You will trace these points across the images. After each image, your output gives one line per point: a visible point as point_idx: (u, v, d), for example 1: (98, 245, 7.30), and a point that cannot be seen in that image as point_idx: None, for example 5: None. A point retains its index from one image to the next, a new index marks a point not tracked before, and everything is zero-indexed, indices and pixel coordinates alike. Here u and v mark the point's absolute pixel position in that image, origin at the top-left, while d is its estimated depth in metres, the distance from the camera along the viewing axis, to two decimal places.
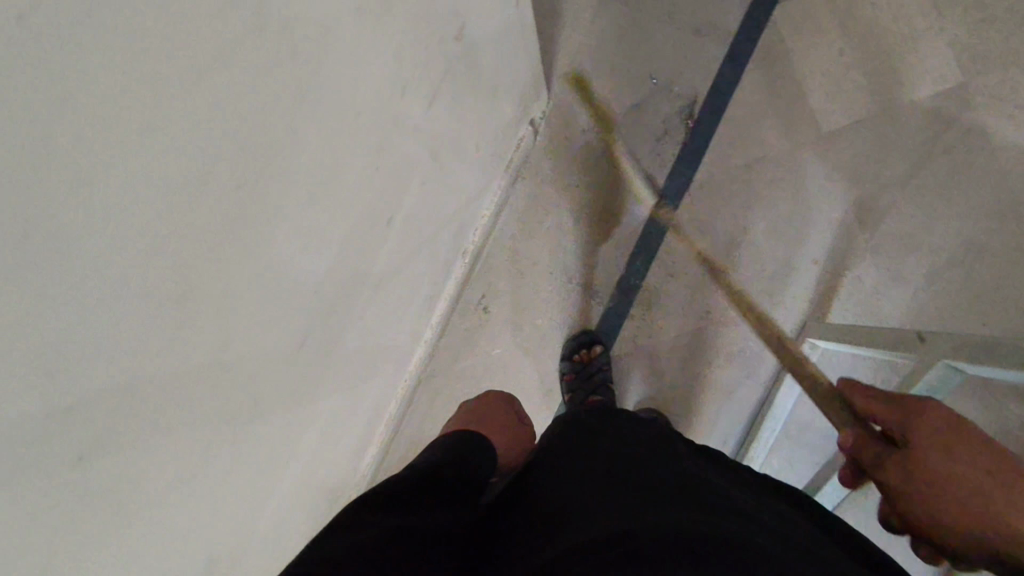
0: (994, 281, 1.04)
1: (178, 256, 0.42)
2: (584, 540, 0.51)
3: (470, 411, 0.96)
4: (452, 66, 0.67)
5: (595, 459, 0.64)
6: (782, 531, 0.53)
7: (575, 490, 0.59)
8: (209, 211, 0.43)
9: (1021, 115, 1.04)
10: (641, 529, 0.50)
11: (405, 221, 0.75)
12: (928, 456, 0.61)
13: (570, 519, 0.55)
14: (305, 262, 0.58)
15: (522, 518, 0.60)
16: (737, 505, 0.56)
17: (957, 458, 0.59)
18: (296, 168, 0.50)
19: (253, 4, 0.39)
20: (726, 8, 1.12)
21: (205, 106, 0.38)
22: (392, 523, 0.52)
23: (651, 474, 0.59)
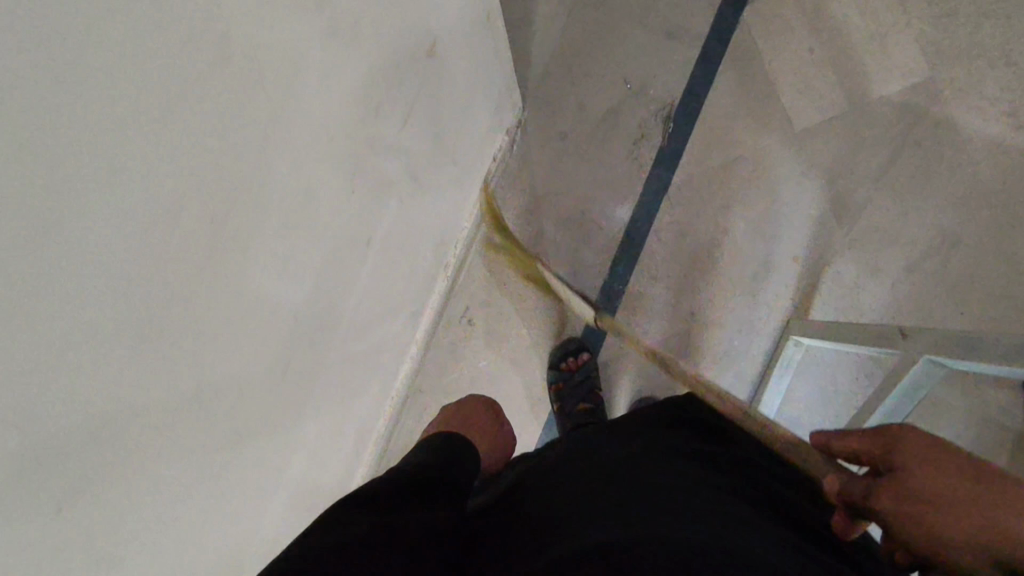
0: (970, 271, 1.06)
1: (154, 296, 0.40)
2: (580, 547, 0.50)
3: (451, 414, 0.94)
4: (425, 81, 0.66)
5: (594, 467, 0.63)
6: (777, 540, 0.53)
7: (574, 497, 0.58)
8: (185, 247, 0.41)
9: (988, 107, 1.06)
10: (640, 537, 0.50)
11: (383, 240, 0.74)
12: (909, 477, 0.47)
13: (567, 525, 0.54)
14: (283, 289, 0.56)
15: (513, 517, 0.60)
16: (733, 512, 0.55)
17: (944, 476, 0.45)
18: (271, 196, 0.49)
19: (218, 34, 0.37)
20: (696, 10, 1.12)
21: (176, 144, 0.37)
22: (371, 521, 0.52)
23: (650, 481, 0.59)
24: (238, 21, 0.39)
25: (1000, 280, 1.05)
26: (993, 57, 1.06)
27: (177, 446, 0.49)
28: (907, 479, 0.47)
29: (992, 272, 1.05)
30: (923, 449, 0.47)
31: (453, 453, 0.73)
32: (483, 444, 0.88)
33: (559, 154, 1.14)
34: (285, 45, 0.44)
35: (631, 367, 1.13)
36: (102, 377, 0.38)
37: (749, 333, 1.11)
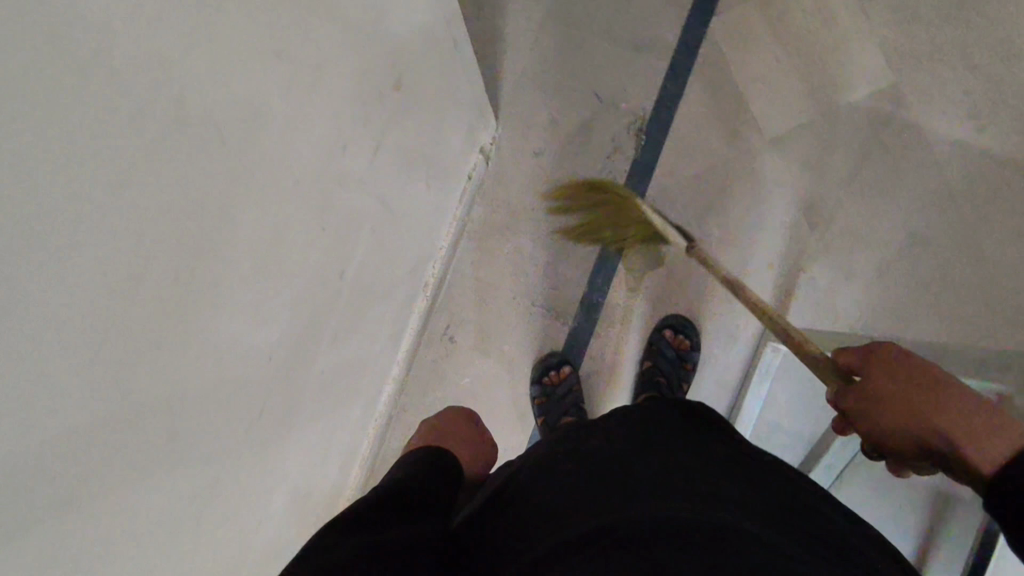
0: (939, 271, 1.09)
1: (119, 359, 0.40)
2: (574, 535, 0.54)
3: (431, 424, 0.94)
4: (393, 115, 0.66)
5: (585, 446, 0.65)
6: (759, 510, 0.57)
7: (566, 479, 0.61)
8: (151, 304, 0.41)
9: (951, 111, 1.08)
10: (630, 521, 0.54)
11: (357, 272, 0.73)
12: (874, 382, 0.60)
13: (560, 509, 0.58)
14: (257, 331, 0.56)
15: (507, 507, 0.62)
16: (720, 483, 0.59)
17: (903, 382, 0.59)
18: (241, 246, 0.49)
19: (175, 98, 0.37)
20: (663, 23, 1.13)
21: (132, 209, 0.37)
22: (358, 541, 0.55)
23: (639, 459, 0.62)
24: (193, 82, 0.38)
25: (966, 280, 1.08)
26: (955, 62, 1.08)
27: (157, 499, 0.49)
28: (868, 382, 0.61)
29: (959, 272, 1.08)
30: (893, 364, 0.60)
31: (433, 466, 0.73)
32: (465, 452, 0.89)
33: (534, 169, 1.14)
34: (249, 100, 0.43)
35: (614, 372, 1.14)
36: (75, 447, 0.38)
37: (729, 339, 1.12)
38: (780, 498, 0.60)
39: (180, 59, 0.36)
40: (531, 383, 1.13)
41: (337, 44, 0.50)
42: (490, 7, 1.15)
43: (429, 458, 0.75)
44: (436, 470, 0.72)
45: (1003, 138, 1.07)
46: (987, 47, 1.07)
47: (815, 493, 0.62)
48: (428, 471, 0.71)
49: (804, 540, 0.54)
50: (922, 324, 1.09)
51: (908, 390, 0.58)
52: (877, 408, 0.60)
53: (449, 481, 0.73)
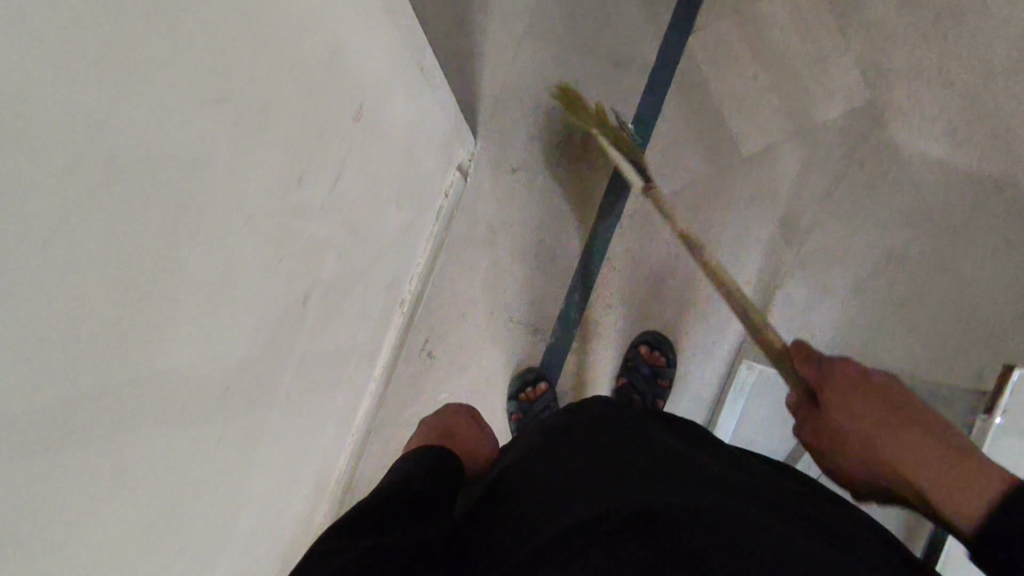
0: (916, 288, 1.09)
1: (59, 411, 0.39)
2: (569, 523, 0.54)
3: (429, 423, 0.95)
4: (356, 141, 0.66)
5: (568, 452, 0.66)
6: (751, 496, 0.58)
7: (553, 480, 0.62)
8: (90, 352, 0.40)
9: (927, 128, 1.09)
10: (623, 505, 0.54)
11: (323, 294, 0.73)
12: (853, 411, 0.64)
13: (550, 506, 0.58)
14: (216, 361, 0.56)
15: (496, 514, 0.62)
16: (708, 475, 0.60)
17: (879, 412, 0.63)
18: (192, 282, 0.48)
19: (106, 149, 0.36)
20: (641, 40, 1.13)
21: (67, 264, 0.36)
22: (364, 545, 0.56)
23: (622, 456, 0.63)
24: (132, 136, 0.37)
25: (943, 297, 1.08)
26: (931, 80, 1.08)
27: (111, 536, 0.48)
28: (845, 411, 0.65)
29: (936, 290, 1.09)
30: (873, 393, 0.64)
31: (435, 470, 0.74)
32: (466, 450, 0.89)
33: (513, 185, 1.15)
34: (197, 148, 0.43)
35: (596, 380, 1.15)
36: (14, 499, 0.37)
37: (706, 357, 1.13)
38: (762, 491, 0.61)
39: (116, 114, 0.35)
40: (508, 399, 1.14)
41: (285, 78, 0.50)
42: (467, 24, 1.15)
43: (432, 463, 0.75)
44: (437, 475, 0.73)
45: (978, 156, 1.07)
46: (962, 66, 1.07)
47: (795, 489, 0.65)
48: (429, 475, 0.72)
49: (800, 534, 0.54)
50: (898, 341, 1.09)
51: (879, 418, 0.62)
52: (859, 439, 0.64)
53: (449, 485, 0.73)
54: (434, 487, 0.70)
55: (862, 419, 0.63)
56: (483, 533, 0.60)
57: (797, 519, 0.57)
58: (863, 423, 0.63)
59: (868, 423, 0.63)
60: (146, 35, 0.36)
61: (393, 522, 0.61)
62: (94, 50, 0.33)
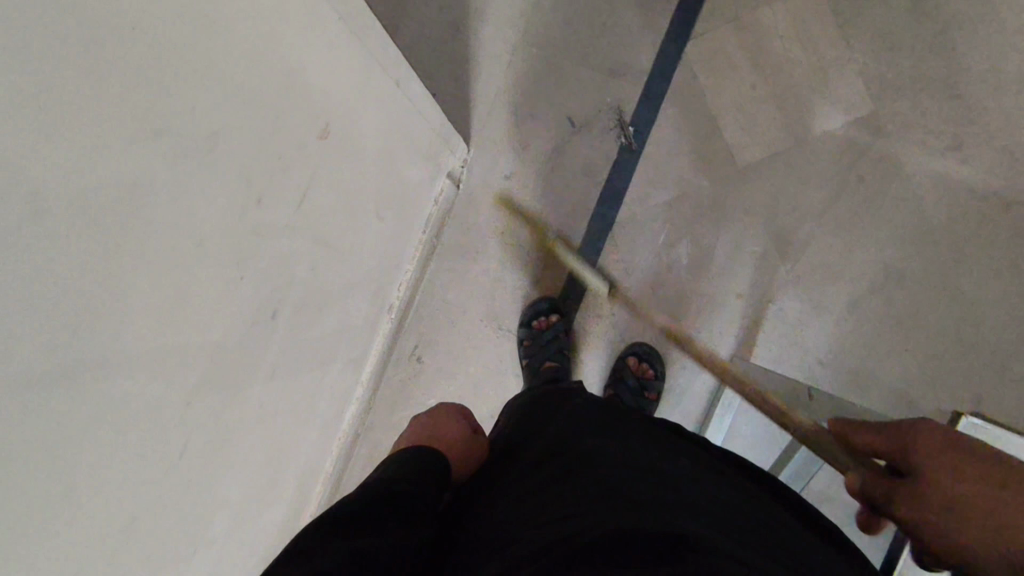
0: (913, 308, 1.06)
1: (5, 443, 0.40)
2: (539, 544, 0.53)
3: (423, 421, 0.84)
4: (324, 159, 0.67)
5: (548, 463, 0.66)
6: (733, 520, 0.56)
7: (532, 496, 0.61)
8: (26, 389, 0.40)
9: (930, 141, 1.05)
10: (590, 527, 0.53)
11: (294, 309, 0.74)
12: (930, 478, 0.49)
13: (526, 519, 0.58)
14: (178, 373, 0.56)
15: (477, 529, 0.61)
16: (689, 496, 0.58)
17: (966, 472, 0.47)
18: (139, 308, 0.49)
19: (37, 190, 0.36)
20: (637, 48, 1.12)
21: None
22: (349, 547, 0.52)
23: (600, 467, 0.61)
24: (56, 163, 0.37)
25: (942, 318, 1.05)
26: (937, 92, 1.05)
27: (66, 547, 0.49)
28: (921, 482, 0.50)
29: (935, 310, 1.06)
30: (938, 445, 0.50)
31: (417, 470, 0.67)
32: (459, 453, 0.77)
33: (504, 192, 1.14)
34: (131, 177, 0.43)
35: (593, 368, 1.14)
36: None
37: (696, 368, 1.12)
38: (744, 513, 0.58)
39: (34, 146, 0.35)
40: (520, 324, 1.13)
41: (234, 101, 0.51)
42: (463, 30, 1.14)
43: (414, 466, 0.68)
44: (417, 476, 0.66)
45: (985, 173, 1.04)
46: (970, 79, 1.04)
47: (790, 514, 0.62)
48: (407, 471, 0.66)
49: (775, 567, 0.50)
50: (893, 360, 1.07)
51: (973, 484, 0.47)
52: (948, 502, 0.47)
53: (433, 491, 0.66)
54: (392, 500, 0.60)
55: (945, 486, 0.48)
56: (460, 547, 0.60)
57: (782, 554, 0.53)
58: (950, 487, 0.47)
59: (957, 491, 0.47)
60: (66, 64, 0.36)
61: (373, 520, 0.56)
62: (13, 90, 0.33)
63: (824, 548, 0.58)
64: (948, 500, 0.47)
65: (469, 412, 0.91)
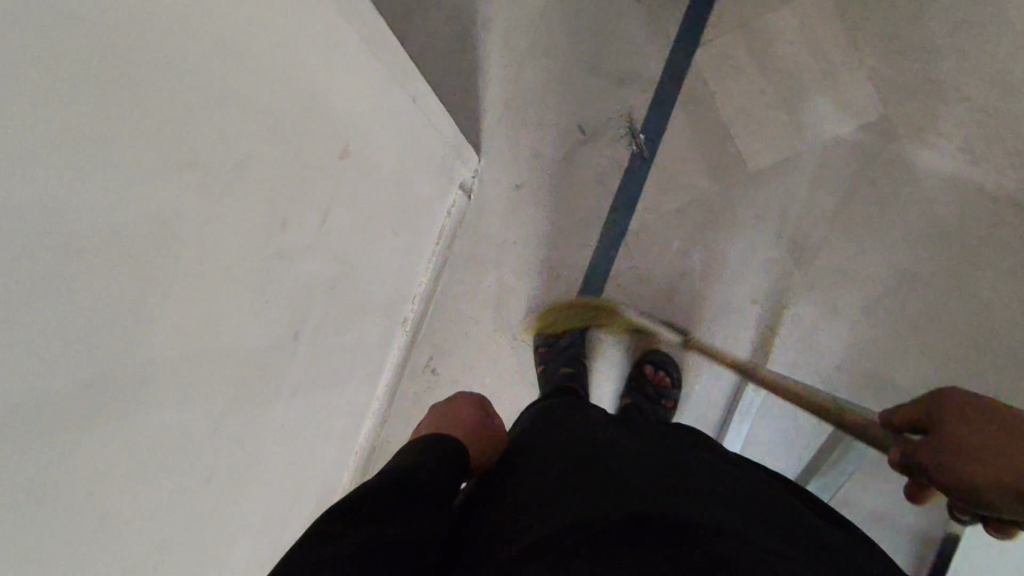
0: (928, 311, 1.06)
1: (35, 475, 0.40)
2: (561, 526, 0.53)
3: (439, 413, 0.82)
4: (343, 179, 0.67)
5: (571, 448, 0.65)
6: (756, 510, 0.55)
7: (553, 478, 0.61)
8: (49, 419, 0.40)
9: (941, 143, 1.05)
10: (614, 511, 0.53)
11: (314, 330, 0.74)
12: (958, 431, 0.46)
13: (548, 501, 0.58)
14: (204, 397, 0.56)
15: (495, 509, 0.61)
16: (713, 486, 0.58)
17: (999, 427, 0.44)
18: (163, 331, 0.48)
19: (70, 222, 0.37)
20: (645, 55, 1.12)
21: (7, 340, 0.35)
22: (370, 532, 0.51)
23: (624, 457, 0.61)
24: (71, 191, 0.36)
25: (958, 320, 1.05)
26: (947, 94, 1.05)
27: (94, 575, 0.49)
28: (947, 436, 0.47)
29: (950, 313, 1.05)
30: (962, 404, 0.47)
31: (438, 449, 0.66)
32: (473, 437, 0.75)
33: (515, 202, 1.14)
34: (147, 202, 0.42)
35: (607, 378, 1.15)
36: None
37: (713, 376, 1.12)
38: (767, 502, 0.58)
39: (67, 179, 0.36)
40: (536, 334, 1.13)
41: (256, 125, 0.51)
42: (471, 42, 1.14)
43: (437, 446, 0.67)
44: (439, 457, 0.65)
45: (997, 173, 1.04)
46: (980, 80, 1.04)
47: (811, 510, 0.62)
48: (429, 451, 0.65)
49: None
50: (910, 363, 1.06)
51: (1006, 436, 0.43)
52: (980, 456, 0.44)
53: (454, 470, 0.65)
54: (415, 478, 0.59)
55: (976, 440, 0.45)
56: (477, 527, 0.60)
57: (803, 537, 0.53)
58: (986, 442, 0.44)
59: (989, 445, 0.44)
60: (84, 90, 0.35)
61: (392, 506, 0.56)
62: (47, 122, 0.33)
63: (845, 538, 0.58)
64: (984, 452, 0.44)
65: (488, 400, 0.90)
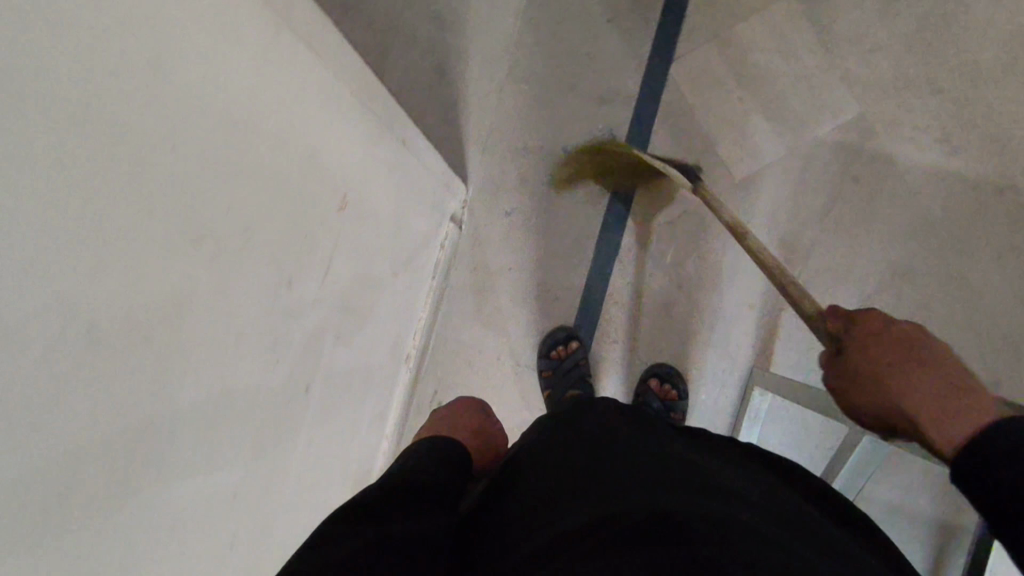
0: (923, 301, 1.08)
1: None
2: (571, 530, 0.49)
3: (438, 416, 0.84)
4: (342, 228, 0.67)
5: (582, 444, 0.61)
6: (778, 515, 0.52)
7: (561, 475, 0.57)
8: (69, 521, 0.39)
9: (919, 136, 1.08)
10: (632, 514, 0.48)
11: (325, 379, 0.74)
12: (858, 358, 0.59)
13: (557, 503, 0.54)
14: (224, 466, 0.56)
15: (500, 505, 0.58)
16: (733, 488, 0.54)
17: (882, 355, 0.57)
18: (184, 410, 0.48)
19: (85, 320, 0.37)
20: (623, 74, 1.13)
21: (14, 443, 0.34)
22: (372, 534, 0.49)
23: (637, 459, 0.57)
24: (73, 284, 0.36)
25: (952, 308, 1.07)
26: (919, 88, 1.07)
27: None
28: (854, 361, 0.59)
29: (945, 300, 1.07)
30: (878, 339, 0.58)
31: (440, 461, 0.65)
32: (474, 442, 0.78)
33: (507, 229, 1.15)
34: (158, 285, 0.42)
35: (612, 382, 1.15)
36: None
37: (717, 384, 1.12)
38: (784, 503, 0.54)
39: (79, 278, 0.36)
40: (539, 357, 1.13)
41: (257, 191, 0.51)
42: (449, 74, 1.15)
43: (445, 453, 0.68)
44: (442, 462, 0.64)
45: (975, 161, 1.06)
46: (951, 72, 1.06)
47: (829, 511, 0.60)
48: (434, 466, 0.64)
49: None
50: None
51: (890, 374, 0.56)
52: (863, 380, 0.58)
53: (457, 480, 0.64)
54: (417, 489, 0.57)
55: (870, 368, 0.58)
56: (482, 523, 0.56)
57: (826, 544, 0.50)
58: (871, 371, 0.58)
59: (875, 373, 0.57)
60: (81, 181, 0.35)
61: (391, 510, 0.53)
62: (57, 229, 0.34)
63: (861, 543, 0.54)
64: (871, 379, 0.57)
65: (486, 401, 0.90)
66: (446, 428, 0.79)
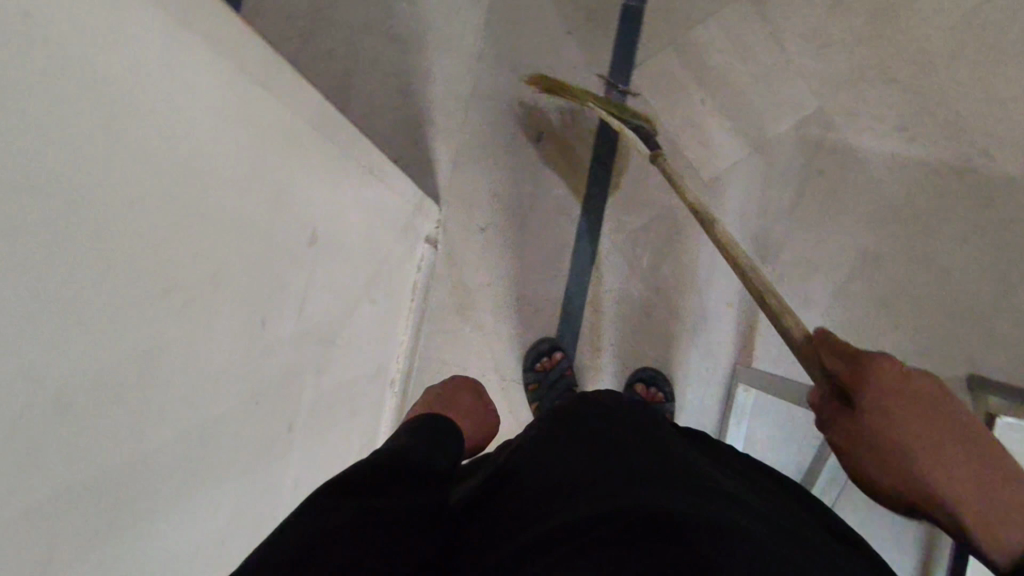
0: (893, 286, 1.10)
1: None
2: (569, 521, 0.48)
3: (433, 393, 0.84)
4: (314, 261, 0.67)
5: (579, 446, 0.61)
6: (770, 515, 0.52)
7: (557, 475, 0.57)
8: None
9: (876, 125, 1.10)
10: (632, 507, 0.48)
11: (308, 415, 0.73)
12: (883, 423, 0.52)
13: (554, 499, 0.53)
14: (209, 514, 0.55)
15: (496, 504, 0.57)
16: (727, 490, 0.54)
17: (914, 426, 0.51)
18: (164, 460, 0.47)
19: (56, 385, 0.36)
20: (585, 83, 1.14)
21: None
22: (364, 509, 0.49)
23: (633, 460, 0.57)
24: (40, 350, 0.35)
25: (921, 290, 1.09)
26: (873, 78, 1.10)
27: None
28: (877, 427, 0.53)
29: (915, 283, 1.09)
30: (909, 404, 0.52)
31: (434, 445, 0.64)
32: (466, 424, 0.78)
33: (483, 244, 1.15)
34: (129, 336, 0.42)
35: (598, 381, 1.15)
36: None
37: (702, 384, 1.13)
38: (770, 508, 0.55)
39: (47, 342, 0.35)
40: (524, 370, 1.13)
41: (224, 232, 0.50)
42: (413, 95, 1.15)
43: (437, 432, 0.68)
44: (432, 446, 0.64)
45: (932, 146, 1.09)
46: (901, 62, 1.09)
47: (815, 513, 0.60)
48: (429, 450, 0.63)
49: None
50: (887, 337, 1.10)
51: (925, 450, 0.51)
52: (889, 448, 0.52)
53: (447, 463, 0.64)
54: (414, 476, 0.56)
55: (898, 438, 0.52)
56: (479, 517, 0.56)
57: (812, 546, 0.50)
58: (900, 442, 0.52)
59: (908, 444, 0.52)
60: (42, 243, 0.34)
61: (384, 489, 0.53)
62: (18, 297, 0.33)
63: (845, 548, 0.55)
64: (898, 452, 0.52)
65: (481, 383, 0.89)
66: (442, 406, 0.79)
